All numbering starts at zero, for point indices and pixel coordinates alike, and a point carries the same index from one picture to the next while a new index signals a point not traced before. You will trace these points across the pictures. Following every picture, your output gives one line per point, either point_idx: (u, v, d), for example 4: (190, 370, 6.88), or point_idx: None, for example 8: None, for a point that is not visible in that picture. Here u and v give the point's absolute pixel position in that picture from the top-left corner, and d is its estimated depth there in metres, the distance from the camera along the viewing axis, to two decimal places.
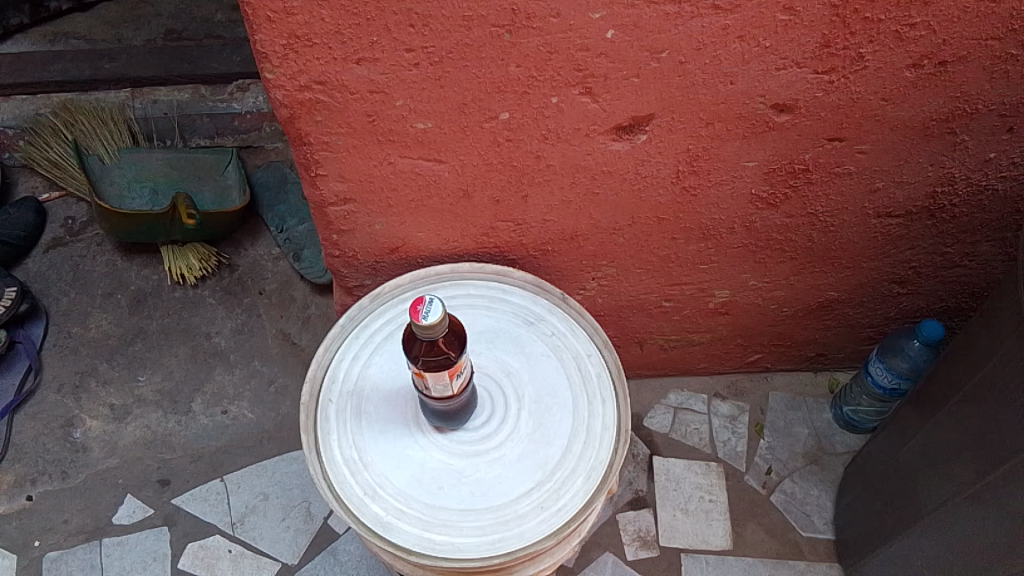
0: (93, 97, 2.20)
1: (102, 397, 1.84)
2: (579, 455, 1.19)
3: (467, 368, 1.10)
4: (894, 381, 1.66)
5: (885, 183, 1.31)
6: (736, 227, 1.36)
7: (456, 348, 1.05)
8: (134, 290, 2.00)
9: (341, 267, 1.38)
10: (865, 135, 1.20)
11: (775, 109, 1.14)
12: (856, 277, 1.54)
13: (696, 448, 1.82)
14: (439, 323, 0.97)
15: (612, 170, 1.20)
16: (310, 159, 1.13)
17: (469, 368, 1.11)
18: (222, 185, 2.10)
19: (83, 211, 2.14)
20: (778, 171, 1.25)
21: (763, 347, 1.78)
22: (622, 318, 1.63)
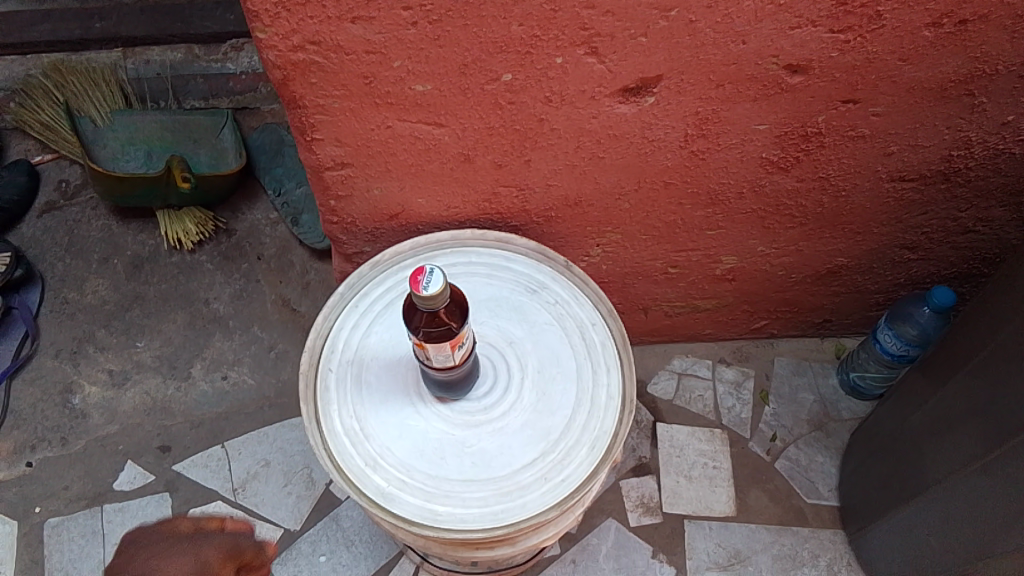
0: (85, 57, 2.16)
1: (101, 362, 1.83)
2: (583, 425, 1.17)
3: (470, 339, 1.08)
4: (903, 348, 1.64)
5: (900, 147, 1.27)
6: (745, 193, 1.33)
7: (457, 320, 1.02)
8: (130, 255, 1.97)
9: (339, 233, 1.34)
10: (881, 96, 1.16)
11: (788, 70, 1.10)
12: (867, 243, 1.51)
13: (700, 415, 1.80)
14: (439, 294, 0.94)
15: (618, 133, 1.16)
16: (305, 123, 1.09)
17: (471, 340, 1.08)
18: (217, 147, 2.05)
19: (77, 173, 2.09)
20: (789, 134, 1.21)
21: (769, 312, 1.75)
22: (627, 285, 1.60)
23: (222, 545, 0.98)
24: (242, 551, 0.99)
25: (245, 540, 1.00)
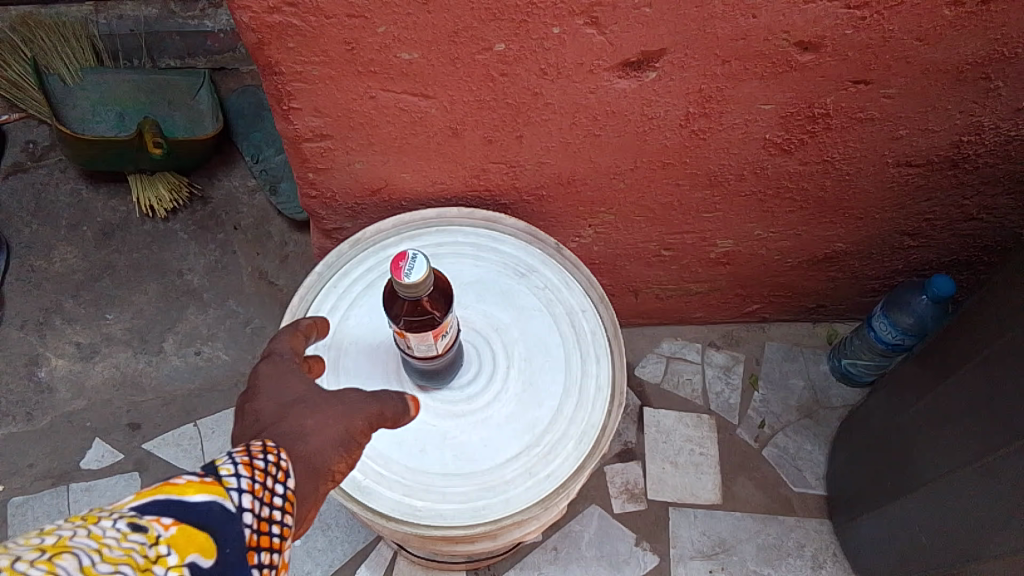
0: (55, 12, 2.06)
1: (68, 335, 1.75)
2: (570, 417, 1.12)
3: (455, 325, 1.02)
4: (898, 337, 1.59)
5: (909, 132, 1.21)
6: (746, 174, 1.27)
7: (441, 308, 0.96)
8: (100, 222, 1.88)
9: (318, 208, 1.27)
10: (893, 78, 1.10)
11: (799, 47, 1.03)
12: (868, 229, 1.46)
13: (688, 400, 1.75)
14: (422, 282, 0.88)
15: (616, 110, 1.10)
16: (282, 90, 1.02)
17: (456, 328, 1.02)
18: (194, 110, 1.95)
19: (45, 134, 1.99)
20: (795, 115, 1.15)
21: (762, 296, 1.70)
22: (618, 266, 1.54)
23: (371, 410, 0.88)
24: (387, 419, 0.90)
25: (392, 406, 0.90)
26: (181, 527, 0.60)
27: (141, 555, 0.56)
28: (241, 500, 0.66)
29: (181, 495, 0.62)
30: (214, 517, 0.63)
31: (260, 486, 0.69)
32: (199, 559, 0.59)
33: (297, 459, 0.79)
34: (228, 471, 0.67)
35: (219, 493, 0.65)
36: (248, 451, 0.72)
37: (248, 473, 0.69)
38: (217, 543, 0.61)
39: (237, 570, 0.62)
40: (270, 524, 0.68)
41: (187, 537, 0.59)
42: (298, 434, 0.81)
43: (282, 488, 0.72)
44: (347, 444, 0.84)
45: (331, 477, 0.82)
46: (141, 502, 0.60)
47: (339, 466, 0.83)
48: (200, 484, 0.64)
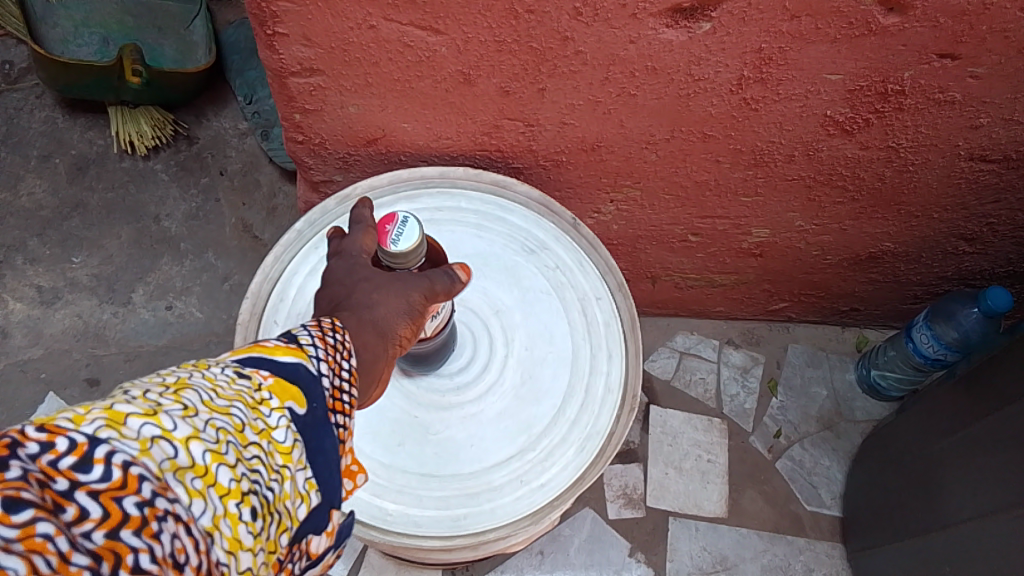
0: None
1: (29, 276, 1.59)
2: (573, 420, 0.97)
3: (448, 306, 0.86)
4: (940, 352, 1.44)
5: (990, 121, 1.04)
6: (796, 156, 1.10)
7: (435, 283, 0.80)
8: (74, 155, 1.71)
9: (305, 155, 1.11)
10: (985, 54, 0.93)
11: (883, 6, 0.86)
12: (922, 229, 1.29)
13: (699, 400, 1.60)
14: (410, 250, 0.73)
15: (658, 66, 0.93)
16: (265, 10, 0.85)
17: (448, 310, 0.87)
18: (185, 41, 1.78)
19: (23, 55, 1.82)
20: (864, 90, 0.98)
21: (791, 294, 1.54)
22: (638, 249, 1.39)
23: (426, 281, 0.72)
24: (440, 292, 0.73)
25: (439, 279, 0.73)
26: (275, 378, 0.53)
27: (249, 397, 0.51)
28: (320, 365, 0.58)
29: (270, 355, 0.55)
30: (306, 377, 0.56)
31: (337, 356, 0.61)
32: (294, 408, 0.53)
33: (358, 323, 0.67)
34: (306, 340, 0.59)
35: (301, 355, 0.57)
36: (320, 322, 0.62)
37: (323, 344, 0.60)
38: (307, 397, 0.55)
39: (322, 428, 0.55)
40: (345, 394, 0.60)
41: (283, 389, 0.53)
42: (360, 301, 0.69)
43: (350, 364, 0.62)
44: (410, 310, 0.70)
45: (399, 346, 0.70)
46: (236, 356, 0.55)
47: (406, 334, 0.70)
48: (288, 346, 0.57)
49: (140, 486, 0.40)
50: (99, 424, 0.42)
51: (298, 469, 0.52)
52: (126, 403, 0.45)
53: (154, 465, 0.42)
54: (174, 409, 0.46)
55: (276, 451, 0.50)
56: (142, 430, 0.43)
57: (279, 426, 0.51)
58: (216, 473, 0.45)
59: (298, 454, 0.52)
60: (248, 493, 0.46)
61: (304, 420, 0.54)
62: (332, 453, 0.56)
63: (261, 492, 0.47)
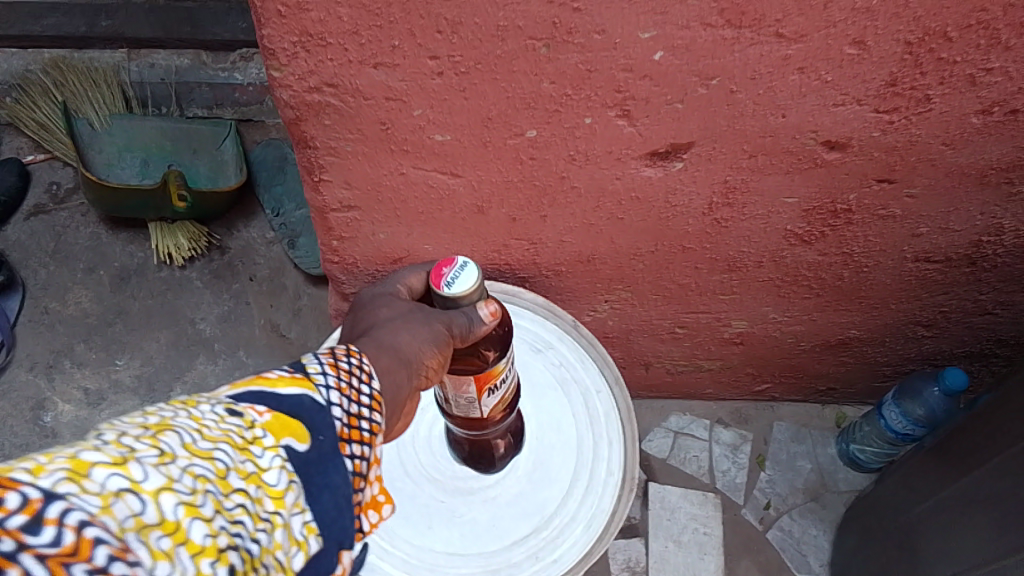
0: (86, 56, 2.11)
1: (76, 379, 1.74)
2: (580, 501, 1.10)
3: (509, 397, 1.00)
4: (909, 427, 1.59)
5: (929, 230, 1.20)
6: (764, 262, 1.27)
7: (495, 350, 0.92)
8: (116, 267, 1.89)
9: (339, 273, 1.28)
10: (917, 179, 1.09)
11: (825, 146, 1.03)
12: (882, 318, 1.45)
13: (694, 477, 1.74)
14: (464, 294, 0.85)
15: (641, 196, 1.11)
16: (313, 163, 1.03)
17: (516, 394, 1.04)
18: (217, 159, 1.97)
19: (68, 176, 2.03)
20: (818, 209, 1.15)
21: (773, 376, 1.69)
22: (631, 341, 1.55)
23: (445, 319, 0.84)
24: (455, 334, 0.84)
25: (457, 319, 0.84)
26: (276, 413, 0.58)
27: (238, 437, 0.54)
28: (328, 395, 0.63)
29: (271, 387, 0.60)
30: (309, 409, 0.60)
31: (348, 384, 0.67)
32: (294, 443, 0.57)
33: (391, 350, 0.78)
34: (314, 369, 0.65)
35: (310, 388, 0.62)
36: (331, 351, 0.69)
37: (334, 371, 0.66)
38: (310, 432, 0.59)
39: (332, 458, 0.59)
40: (359, 421, 0.65)
41: (281, 425, 0.57)
42: (390, 331, 0.81)
43: (368, 388, 0.69)
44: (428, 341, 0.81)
45: (423, 374, 0.80)
46: (233, 391, 0.59)
47: (429, 363, 0.81)
48: (291, 379, 0.62)
49: (94, 552, 0.39)
50: (62, 475, 0.43)
51: (291, 514, 0.54)
52: (95, 452, 0.46)
53: (118, 523, 0.43)
54: (149, 455, 0.47)
55: (264, 495, 0.53)
56: (109, 482, 0.45)
57: (271, 466, 0.54)
58: (189, 528, 0.46)
59: (292, 498, 0.55)
60: (224, 549, 0.47)
61: (306, 456, 0.58)
62: (338, 485, 0.59)
63: (241, 545, 0.48)
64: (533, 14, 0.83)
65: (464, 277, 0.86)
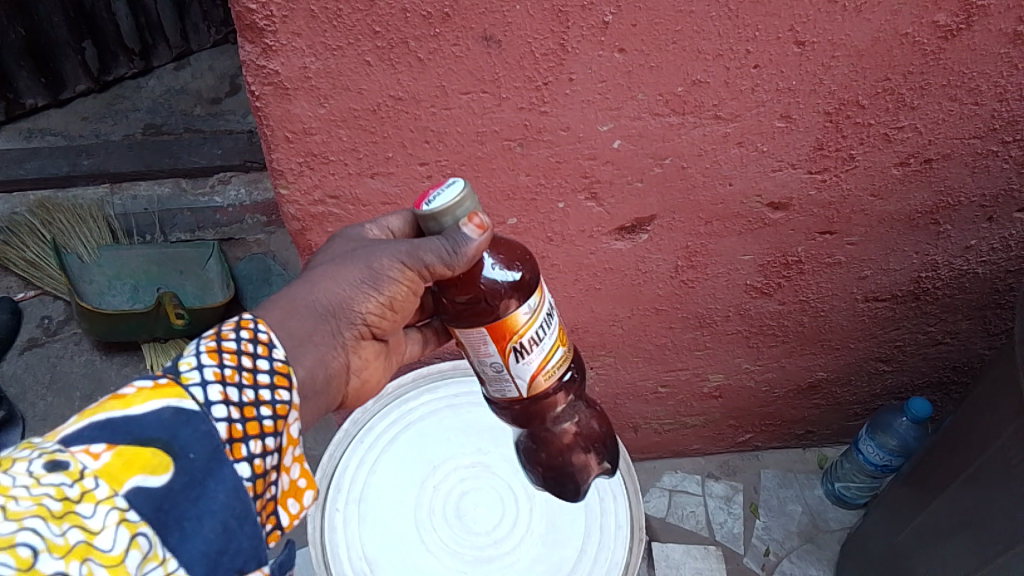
0: (71, 194, 2.22)
1: None
2: (594, 558, 1.18)
3: (557, 372, 0.82)
4: (886, 458, 1.68)
5: (873, 271, 1.33)
6: (731, 316, 1.39)
7: (518, 301, 0.78)
8: (112, 390, 1.94)
9: None
10: (854, 228, 1.23)
11: (770, 208, 1.17)
12: (844, 358, 1.57)
13: (693, 531, 1.81)
14: (442, 209, 0.69)
15: (614, 267, 1.23)
16: None
17: (576, 379, 0.94)
18: (203, 279, 2.05)
19: (60, 309, 2.11)
20: (771, 263, 1.28)
21: (753, 426, 1.80)
22: (618, 405, 1.64)
23: (399, 255, 0.76)
24: (426, 265, 0.73)
25: (430, 246, 0.71)
26: (119, 451, 0.52)
27: (59, 503, 0.48)
28: (207, 392, 0.59)
29: (126, 409, 0.54)
30: (171, 421, 0.55)
31: (236, 369, 0.61)
32: (146, 481, 0.52)
33: (317, 303, 0.75)
34: (188, 365, 0.59)
35: (177, 396, 0.57)
36: (217, 331, 0.63)
37: (213, 361, 0.60)
38: (174, 457, 0.54)
39: (214, 473, 0.56)
40: (257, 408, 0.61)
41: (129, 462, 0.52)
42: (326, 274, 0.77)
43: (267, 362, 0.65)
44: (374, 286, 0.77)
45: (363, 322, 0.79)
46: (79, 422, 0.53)
47: (370, 310, 0.78)
48: (152, 391, 0.56)
49: None
50: None
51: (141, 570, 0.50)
52: None
53: None
54: None
55: (98, 565, 0.48)
56: None
57: (105, 526, 0.49)
58: None
59: (137, 552, 0.50)
60: None
61: (168, 489, 0.53)
62: (221, 501, 0.55)
63: None
64: (507, 120, 0.97)
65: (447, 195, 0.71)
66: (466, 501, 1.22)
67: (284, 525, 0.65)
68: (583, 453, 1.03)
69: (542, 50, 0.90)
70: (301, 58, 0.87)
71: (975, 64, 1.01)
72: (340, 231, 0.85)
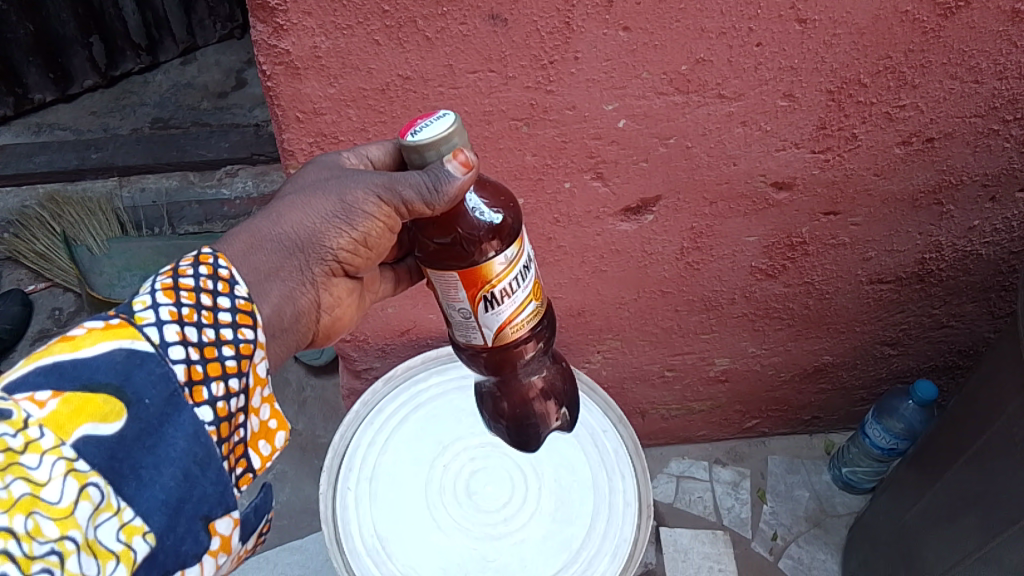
0: (80, 186, 2.25)
1: None
2: (603, 533, 1.19)
3: (526, 326, 0.85)
4: (893, 442, 1.68)
5: (877, 253, 1.34)
6: (737, 298, 1.40)
7: (497, 247, 0.79)
8: None
9: (351, 350, 1.35)
10: (858, 208, 1.24)
11: (774, 187, 1.18)
12: (850, 341, 1.58)
13: (701, 517, 1.82)
14: (428, 142, 0.70)
15: (620, 249, 1.24)
16: None
17: (547, 324, 0.94)
18: None
19: (70, 300, 2.13)
20: (776, 245, 1.29)
21: (760, 412, 1.80)
22: (625, 390, 1.65)
23: (373, 190, 0.77)
24: (404, 201, 0.75)
25: (410, 182, 0.73)
26: (66, 399, 0.53)
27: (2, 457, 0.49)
28: (165, 329, 0.61)
29: (74, 352, 0.56)
30: (123, 364, 0.57)
31: (194, 308, 0.63)
32: (97, 428, 0.54)
33: (285, 237, 0.77)
34: (142, 305, 0.61)
35: (131, 337, 0.59)
36: (174, 268, 0.65)
37: (172, 300, 0.63)
38: (127, 405, 0.56)
39: (173, 419, 0.58)
40: (218, 348, 0.63)
41: (79, 410, 0.53)
42: (296, 206, 0.79)
43: (229, 300, 0.67)
44: (348, 222, 0.79)
45: (334, 258, 0.81)
46: (26, 368, 0.54)
47: (342, 246, 0.80)
48: (100, 333, 0.58)
49: None
50: None
51: (86, 522, 0.52)
52: None
53: None
54: None
55: (42, 519, 0.50)
56: None
57: (51, 478, 0.51)
58: None
59: (82, 504, 0.52)
60: None
61: (122, 435, 0.55)
62: (180, 445, 0.58)
63: None
64: (513, 99, 0.98)
65: (436, 126, 0.72)
66: (476, 479, 1.24)
67: (256, 468, 0.68)
68: (543, 405, 1.07)
69: (547, 29, 0.91)
70: (311, 37, 0.88)
71: (976, 42, 1.02)
72: (318, 160, 0.86)
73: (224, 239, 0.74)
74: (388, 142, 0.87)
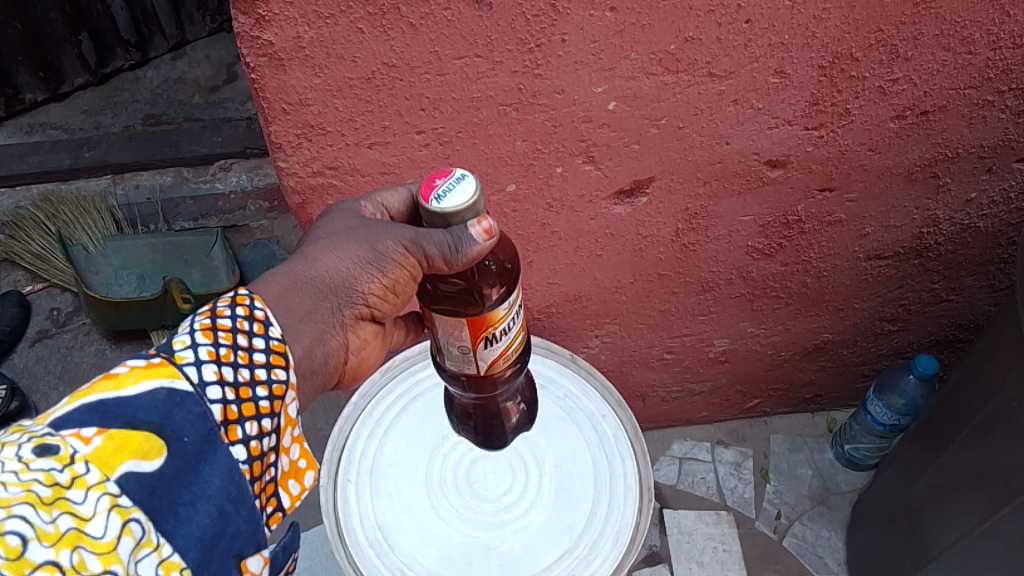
0: (74, 186, 2.23)
1: None
2: (604, 518, 1.18)
3: (513, 358, 0.86)
4: (895, 418, 1.68)
5: (874, 228, 1.33)
6: (734, 278, 1.39)
7: (500, 292, 0.79)
8: None
9: None
10: (853, 184, 1.23)
11: (768, 165, 1.17)
12: (850, 318, 1.57)
13: (705, 498, 1.82)
14: (455, 211, 0.70)
15: (614, 233, 1.24)
16: None
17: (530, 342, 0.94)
18: (210, 266, 2.04)
19: (68, 300, 2.13)
20: (772, 223, 1.28)
21: (761, 391, 1.80)
22: (625, 373, 1.65)
23: (400, 240, 0.77)
24: (427, 255, 0.74)
25: (433, 239, 0.72)
26: (110, 435, 0.54)
27: (49, 491, 0.49)
28: (204, 368, 0.62)
29: (117, 390, 0.57)
30: (163, 405, 0.57)
31: (231, 347, 0.64)
32: (138, 465, 0.54)
33: (315, 278, 0.78)
34: (183, 344, 0.62)
35: (172, 376, 0.60)
36: (212, 308, 0.66)
37: (209, 339, 0.63)
38: (167, 442, 0.56)
39: (209, 457, 0.58)
40: (252, 389, 0.64)
41: (122, 447, 0.53)
42: (325, 249, 0.79)
43: (263, 341, 0.68)
44: (379, 268, 0.78)
45: (364, 302, 0.81)
46: (72, 403, 0.55)
47: (372, 291, 0.80)
48: (140, 371, 0.58)
49: None
50: None
51: (130, 561, 0.51)
52: None
53: None
54: None
55: (86, 555, 0.49)
56: None
57: (96, 514, 0.50)
58: None
59: (125, 544, 0.51)
60: None
61: (160, 472, 0.55)
62: (216, 481, 0.58)
63: None
64: (501, 84, 0.97)
65: (458, 191, 0.71)
66: (476, 468, 1.24)
67: (286, 508, 0.68)
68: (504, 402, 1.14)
69: (532, 12, 0.90)
70: (294, 27, 0.87)
71: (967, 12, 1.00)
72: (338, 205, 0.86)
73: (260, 280, 0.75)
74: (404, 188, 0.88)
